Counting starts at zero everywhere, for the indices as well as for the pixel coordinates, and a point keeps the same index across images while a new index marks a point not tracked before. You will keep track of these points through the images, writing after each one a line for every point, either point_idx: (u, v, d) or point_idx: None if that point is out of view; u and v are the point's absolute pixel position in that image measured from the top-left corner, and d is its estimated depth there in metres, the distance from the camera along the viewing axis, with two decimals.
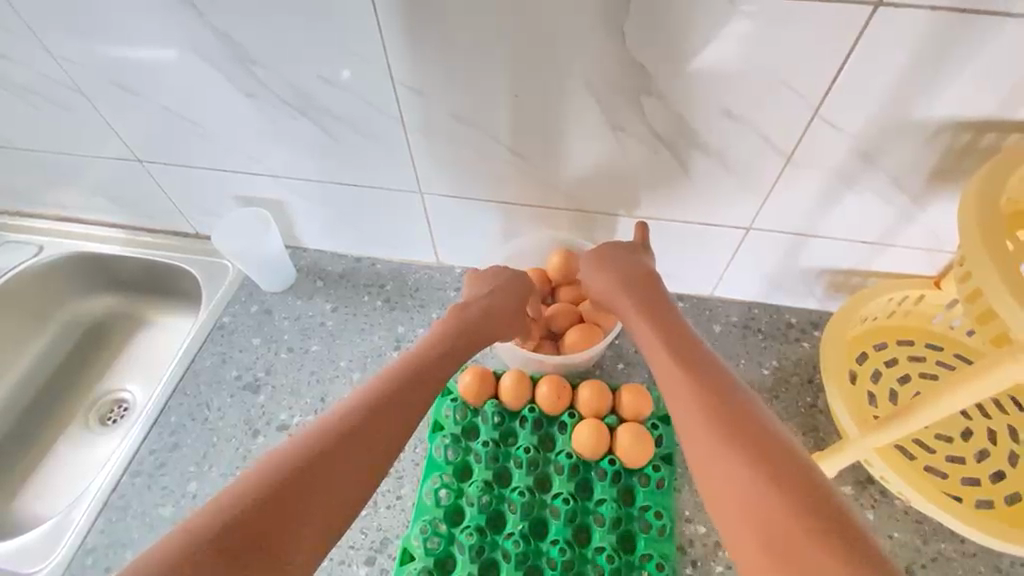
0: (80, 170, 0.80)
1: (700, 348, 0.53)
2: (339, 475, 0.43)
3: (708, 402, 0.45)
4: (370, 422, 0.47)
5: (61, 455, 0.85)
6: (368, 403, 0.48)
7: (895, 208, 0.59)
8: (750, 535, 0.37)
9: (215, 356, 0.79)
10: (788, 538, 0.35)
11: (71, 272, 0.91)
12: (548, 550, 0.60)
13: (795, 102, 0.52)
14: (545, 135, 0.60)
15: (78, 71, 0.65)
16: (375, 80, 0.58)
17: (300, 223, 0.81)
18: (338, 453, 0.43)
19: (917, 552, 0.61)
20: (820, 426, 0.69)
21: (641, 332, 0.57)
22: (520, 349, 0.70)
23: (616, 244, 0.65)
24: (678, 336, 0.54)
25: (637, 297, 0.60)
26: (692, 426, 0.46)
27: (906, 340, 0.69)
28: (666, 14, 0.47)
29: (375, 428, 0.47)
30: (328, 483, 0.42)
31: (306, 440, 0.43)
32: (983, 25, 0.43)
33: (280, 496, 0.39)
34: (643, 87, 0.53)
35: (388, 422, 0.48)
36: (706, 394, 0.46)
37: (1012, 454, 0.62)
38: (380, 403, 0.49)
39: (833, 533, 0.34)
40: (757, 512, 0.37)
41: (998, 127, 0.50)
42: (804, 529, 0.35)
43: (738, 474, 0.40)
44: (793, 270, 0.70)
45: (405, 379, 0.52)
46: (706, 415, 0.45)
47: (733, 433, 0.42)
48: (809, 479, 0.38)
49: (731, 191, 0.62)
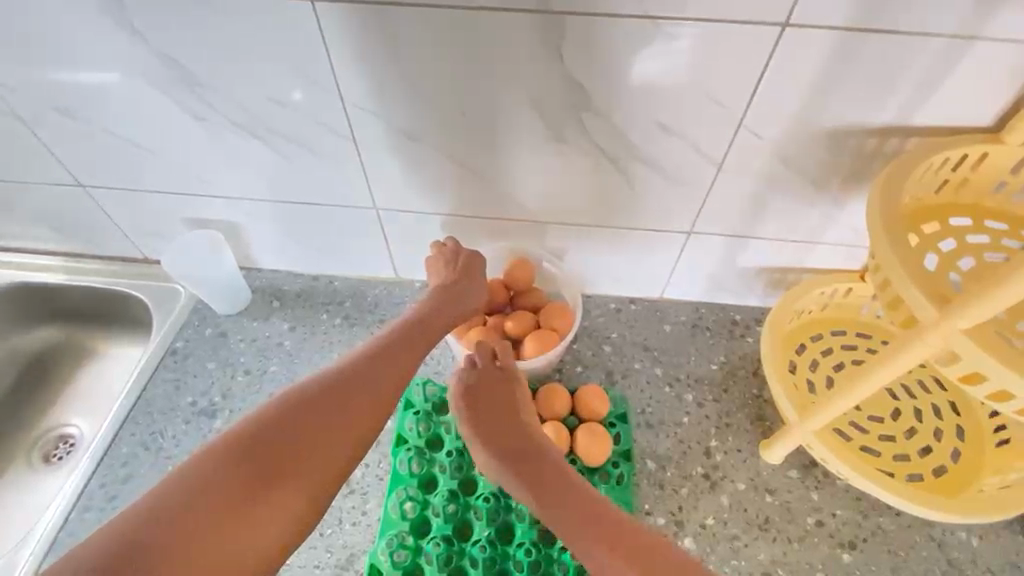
0: (18, 198, 0.78)
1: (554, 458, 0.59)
2: (233, 535, 0.42)
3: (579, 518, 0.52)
4: (310, 412, 0.49)
5: (4, 495, 0.81)
6: (326, 386, 0.51)
7: (820, 209, 0.64)
8: None
9: (168, 382, 0.78)
10: None
11: (9, 305, 0.88)
12: (515, 552, 0.61)
13: (720, 116, 0.56)
14: (492, 151, 0.63)
15: (17, 98, 0.64)
16: (326, 101, 0.60)
17: (253, 243, 0.81)
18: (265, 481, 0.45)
19: (859, 527, 0.65)
20: (766, 415, 0.73)
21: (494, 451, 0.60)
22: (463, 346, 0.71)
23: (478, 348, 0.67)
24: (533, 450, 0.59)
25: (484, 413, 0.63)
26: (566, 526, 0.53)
27: (839, 330, 0.74)
28: (596, 35, 0.50)
29: (336, 415, 0.50)
30: (281, 480, 0.45)
31: (256, 431, 0.47)
32: (876, 42, 0.48)
33: (236, 492, 0.43)
34: (581, 104, 0.57)
35: (352, 407, 0.51)
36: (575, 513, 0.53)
37: (937, 431, 0.67)
38: (339, 390, 0.51)
39: None
40: None
41: (901, 131, 0.56)
42: None
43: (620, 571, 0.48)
44: (734, 269, 0.75)
45: (375, 366, 0.55)
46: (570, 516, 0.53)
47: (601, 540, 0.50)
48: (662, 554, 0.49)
49: (670, 198, 0.65)
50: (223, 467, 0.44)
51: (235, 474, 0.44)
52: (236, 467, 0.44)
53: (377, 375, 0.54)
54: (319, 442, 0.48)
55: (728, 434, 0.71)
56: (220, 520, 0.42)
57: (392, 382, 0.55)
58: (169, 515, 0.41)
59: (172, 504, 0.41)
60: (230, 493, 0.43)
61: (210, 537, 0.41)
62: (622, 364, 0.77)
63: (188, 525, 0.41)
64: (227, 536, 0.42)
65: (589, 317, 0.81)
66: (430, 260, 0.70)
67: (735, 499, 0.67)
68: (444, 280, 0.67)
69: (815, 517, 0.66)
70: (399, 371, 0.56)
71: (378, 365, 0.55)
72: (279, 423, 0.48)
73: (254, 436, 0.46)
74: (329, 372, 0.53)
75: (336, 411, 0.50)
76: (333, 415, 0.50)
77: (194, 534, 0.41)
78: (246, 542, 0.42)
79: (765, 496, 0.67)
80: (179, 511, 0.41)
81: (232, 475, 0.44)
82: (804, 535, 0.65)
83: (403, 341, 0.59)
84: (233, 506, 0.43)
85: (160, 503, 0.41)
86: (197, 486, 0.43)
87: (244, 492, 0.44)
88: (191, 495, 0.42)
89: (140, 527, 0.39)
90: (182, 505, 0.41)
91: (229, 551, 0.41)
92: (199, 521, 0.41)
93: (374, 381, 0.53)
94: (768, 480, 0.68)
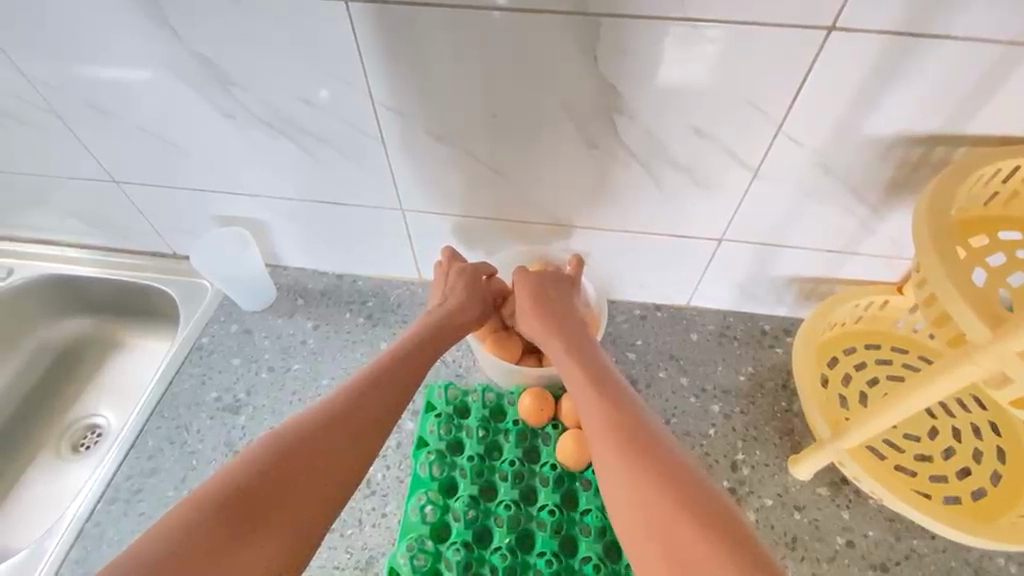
0: (53, 192, 0.79)
1: (616, 376, 0.57)
2: (265, 534, 0.39)
3: (617, 419, 0.49)
4: (338, 414, 0.48)
5: (33, 483, 0.83)
6: (349, 391, 0.51)
7: (857, 218, 0.62)
8: (644, 534, 0.40)
9: (194, 377, 0.79)
10: (674, 525, 0.39)
11: (43, 296, 0.90)
12: (535, 561, 0.60)
13: (758, 120, 0.54)
14: (521, 153, 0.62)
15: (56, 94, 0.65)
16: (356, 101, 0.60)
17: (279, 240, 0.82)
18: (291, 482, 0.42)
19: (891, 550, 0.63)
20: (795, 429, 0.71)
21: (560, 356, 0.60)
22: (486, 354, 0.71)
23: (556, 276, 0.69)
24: (596, 364, 0.58)
25: (554, 326, 0.63)
26: (597, 422, 0.50)
27: (873, 343, 0.72)
28: (632, 38, 0.49)
29: (357, 415, 0.49)
30: (306, 480, 0.43)
31: (280, 436, 0.45)
32: (927, 46, 0.46)
33: (264, 494, 0.41)
34: (615, 106, 0.55)
35: (374, 407, 0.51)
36: (614, 413, 0.50)
37: (976, 452, 0.65)
38: (360, 393, 0.51)
39: (716, 513, 0.40)
40: (647, 509, 0.41)
41: (947, 140, 0.53)
42: (700, 517, 0.39)
43: (624, 475, 0.44)
44: (763, 278, 0.73)
45: (390, 373, 0.55)
46: (607, 412, 0.50)
47: (626, 439, 0.47)
48: (675, 464, 0.44)
49: (701, 205, 0.64)
50: (251, 472, 0.42)
51: (262, 477, 0.42)
52: (262, 470, 0.42)
53: (398, 378, 0.54)
54: (344, 440, 0.47)
55: (755, 448, 0.70)
56: (252, 523, 0.39)
57: (411, 381, 0.56)
58: (204, 517, 0.38)
59: (205, 507, 0.39)
60: (258, 496, 0.41)
61: (241, 538, 0.38)
62: (647, 372, 0.76)
63: (219, 529, 0.38)
64: (258, 536, 0.39)
65: (614, 322, 0.80)
66: (434, 283, 0.71)
67: (761, 515, 0.65)
68: (451, 291, 0.67)
69: (845, 537, 0.64)
70: (413, 377, 0.56)
71: (395, 370, 0.55)
72: (308, 425, 0.46)
73: (281, 440, 0.45)
74: (348, 381, 0.53)
75: (360, 409, 0.49)
76: (355, 414, 0.49)
77: (223, 538, 0.38)
78: (278, 543, 0.40)
79: (793, 513, 0.65)
80: (210, 518, 0.38)
81: (261, 477, 0.42)
82: (833, 556, 0.63)
83: (422, 348, 0.60)
84: (265, 508, 0.40)
85: (192, 513, 0.39)
86: (226, 492, 0.40)
87: (271, 494, 0.41)
88: (221, 502, 0.40)
89: (177, 534, 0.37)
90: (212, 512, 0.39)
91: (262, 551, 0.38)
92: (230, 525, 0.39)
93: (388, 386, 0.53)
94: (796, 497, 0.66)
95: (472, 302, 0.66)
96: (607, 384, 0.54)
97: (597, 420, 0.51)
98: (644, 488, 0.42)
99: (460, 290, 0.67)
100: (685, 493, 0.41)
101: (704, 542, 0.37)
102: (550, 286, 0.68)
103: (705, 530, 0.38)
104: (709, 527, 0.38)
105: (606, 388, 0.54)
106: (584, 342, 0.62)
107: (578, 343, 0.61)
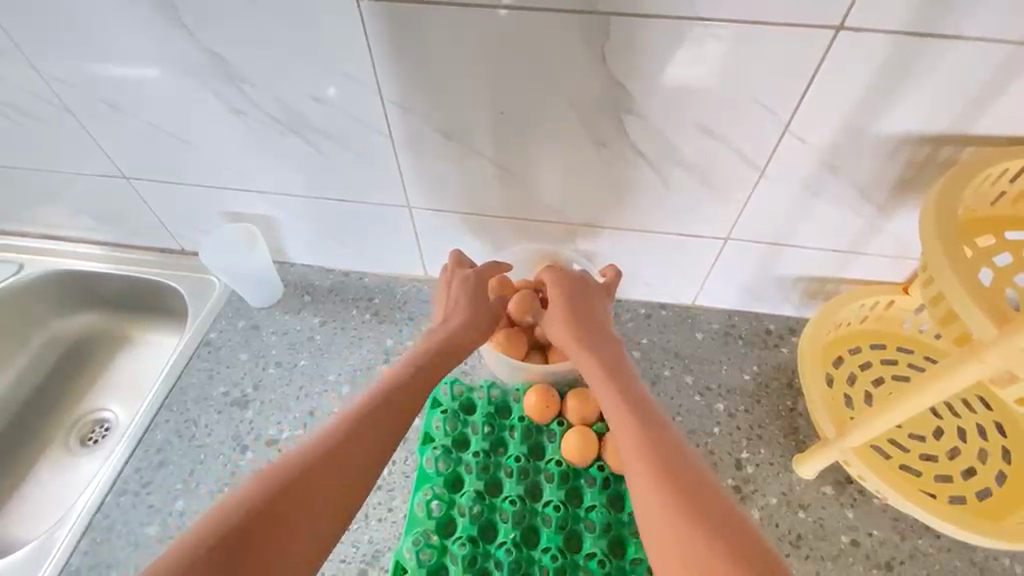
0: (65, 187, 0.80)
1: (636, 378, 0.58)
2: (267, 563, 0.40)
3: (636, 419, 0.51)
4: (346, 438, 0.49)
5: (43, 475, 0.84)
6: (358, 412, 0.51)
7: (864, 218, 0.62)
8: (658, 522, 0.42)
9: (202, 372, 0.79)
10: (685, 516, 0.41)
11: (52, 291, 0.91)
12: (541, 557, 0.61)
13: (765, 118, 0.55)
14: (529, 153, 0.62)
15: (68, 89, 0.65)
16: (365, 99, 0.60)
17: (286, 237, 0.82)
18: (296, 508, 0.43)
19: (896, 549, 0.63)
20: (800, 428, 0.71)
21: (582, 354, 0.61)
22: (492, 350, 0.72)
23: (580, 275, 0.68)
24: (618, 366, 0.59)
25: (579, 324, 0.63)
26: (618, 419, 0.52)
27: (878, 343, 0.72)
28: (642, 36, 0.50)
29: (365, 436, 0.49)
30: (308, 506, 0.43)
31: (285, 462, 0.45)
32: (937, 45, 0.46)
33: (268, 520, 0.41)
34: (623, 105, 0.56)
35: (381, 424, 0.51)
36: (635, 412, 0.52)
37: (981, 452, 0.65)
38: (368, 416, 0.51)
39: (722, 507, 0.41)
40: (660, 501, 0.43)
41: (955, 139, 0.54)
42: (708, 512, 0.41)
43: (642, 468, 0.46)
44: (769, 278, 0.73)
45: (398, 380, 0.56)
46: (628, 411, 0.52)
47: (645, 437, 0.48)
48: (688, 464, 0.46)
49: (708, 204, 0.64)
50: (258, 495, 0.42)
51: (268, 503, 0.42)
52: (270, 493, 0.43)
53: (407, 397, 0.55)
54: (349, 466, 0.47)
55: (760, 446, 0.70)
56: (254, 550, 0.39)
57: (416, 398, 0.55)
58: (209, 544, 0.38)
59: (210, 534, 0.39)
60: (262, 521, 0.41)
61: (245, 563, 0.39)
62: (652, 370, 0.76)
63: (223, 554, 0.38)
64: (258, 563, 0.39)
65: (619, 320, 0.80)
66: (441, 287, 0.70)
67: (765, 514, 0.65)
68: (457, 299, 0.66)
69: (850, 536, 0.64)
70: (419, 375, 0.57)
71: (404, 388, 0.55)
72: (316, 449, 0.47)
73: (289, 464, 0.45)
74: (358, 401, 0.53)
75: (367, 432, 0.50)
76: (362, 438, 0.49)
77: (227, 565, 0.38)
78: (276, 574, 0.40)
79: (797, 511, 0.65)
80: (214, 543, 0.38)
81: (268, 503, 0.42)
82: (837, 554, 0.63)
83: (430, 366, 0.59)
84: (265, 537, 0.40)
85: (192, 547, 0.38)
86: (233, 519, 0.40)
87: (275, 520, 0.41)
88: (227, 526, 0.40)
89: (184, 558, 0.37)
90: (219, 534, 0.39)
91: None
92: (233, 552, 0.39)
93: (397, 406, 0.53)
94: (800, 496, 0.66)
95: (479, 314, 0.66)
96: (628, 387, 0.56)
97: (618, 417, 0.52)
98: (659, 482, 0.44)
99: (467, 301, 0.66)
100: (695, 489, 0.43)
101: (709, 533, 0.39)
102: (573, 283, 0.67)
103: (711, 522, 0.40)
104: (714, 520, 0.40)
105: (626, 389, 0.55)
106: (607, 345, 0.62)
107: (601, 343, 0.62)
